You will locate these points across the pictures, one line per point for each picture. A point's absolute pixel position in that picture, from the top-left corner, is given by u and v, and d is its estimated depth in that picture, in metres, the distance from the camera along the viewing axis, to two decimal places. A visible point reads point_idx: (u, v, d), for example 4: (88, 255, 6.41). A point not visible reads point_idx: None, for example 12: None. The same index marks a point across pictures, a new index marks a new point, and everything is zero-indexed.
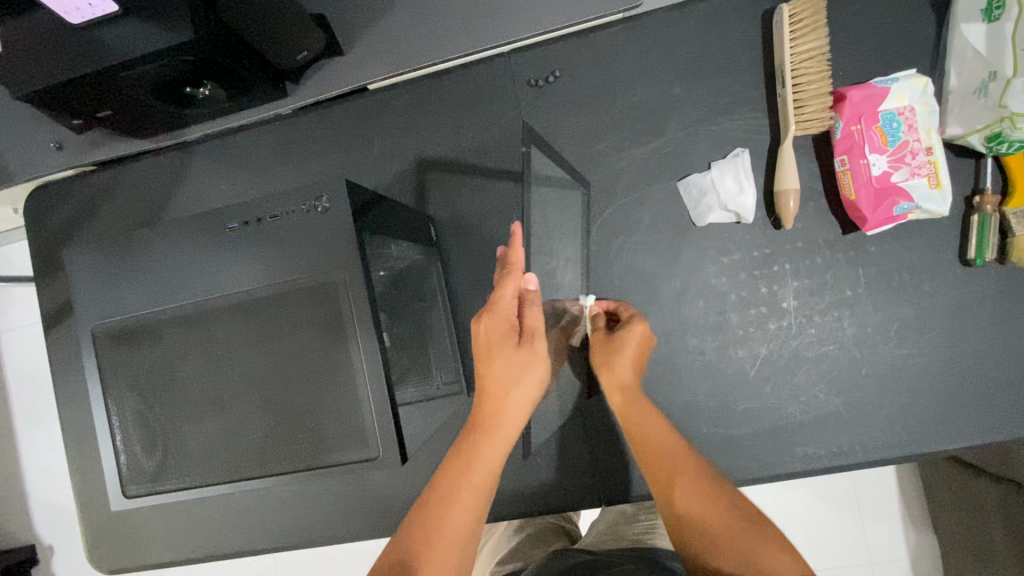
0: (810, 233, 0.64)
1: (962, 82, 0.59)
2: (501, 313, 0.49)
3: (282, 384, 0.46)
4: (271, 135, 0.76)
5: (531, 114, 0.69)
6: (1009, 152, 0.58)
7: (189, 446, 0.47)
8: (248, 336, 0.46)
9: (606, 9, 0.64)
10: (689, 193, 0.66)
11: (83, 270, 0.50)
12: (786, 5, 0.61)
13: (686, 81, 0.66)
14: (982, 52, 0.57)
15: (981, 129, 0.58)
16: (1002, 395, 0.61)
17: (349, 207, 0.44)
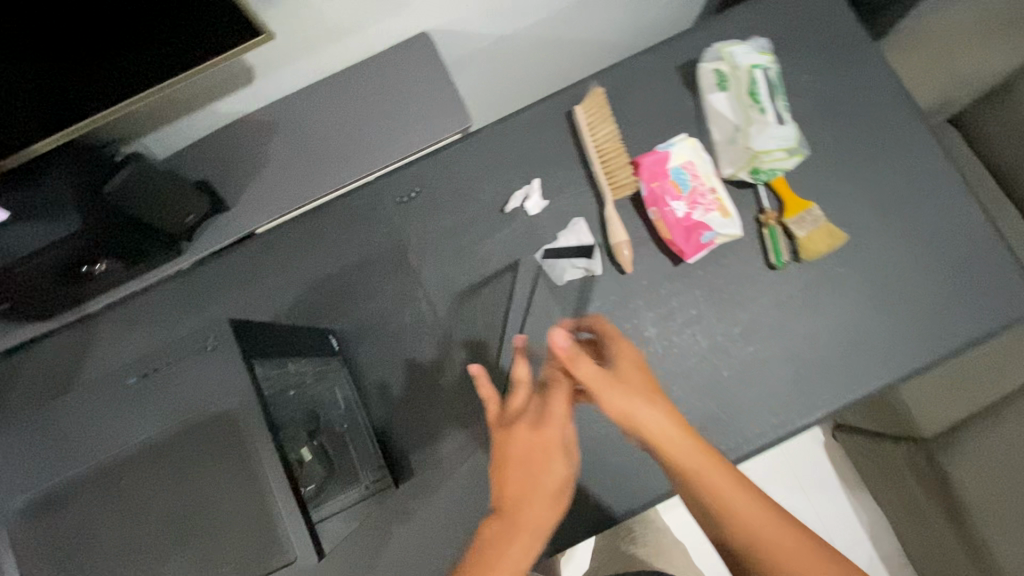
0: (649, 270, 0.77)
1: (720, 136, 0.77)
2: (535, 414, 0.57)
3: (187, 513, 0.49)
4: (170, 292, 0.81)
5: (403, 225, 0.81)
6: (769, 179, 0.75)
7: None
8: (152, 475, 0.50)
9: (443, 133, 0.80)
10: (546, 261, 0.78)
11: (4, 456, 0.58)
12: (579, 108, 0.79)
13: (521, 174, 0.80)
14: (725, 112, 0.76)
15: (744, 166, 0.75)
16: (834, 365, 0.73)
17: (236, 345, 0.51)
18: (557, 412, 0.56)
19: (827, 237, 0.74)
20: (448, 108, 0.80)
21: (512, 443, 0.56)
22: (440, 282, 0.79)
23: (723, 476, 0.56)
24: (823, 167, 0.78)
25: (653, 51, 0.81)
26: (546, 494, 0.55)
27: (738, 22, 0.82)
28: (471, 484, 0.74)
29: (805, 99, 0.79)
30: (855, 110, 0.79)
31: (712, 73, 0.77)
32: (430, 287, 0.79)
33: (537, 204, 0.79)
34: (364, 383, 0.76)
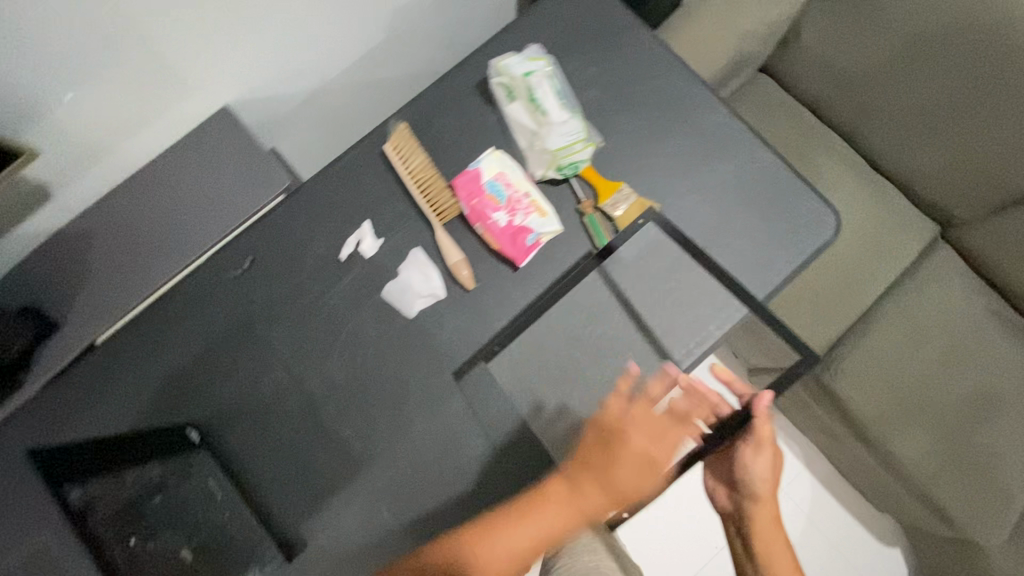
0: (491, 281, 0.79)
1: (524, 144, 0.81)
2: (656, 425, 0.74)
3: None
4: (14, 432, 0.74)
5: (245, 298, 0.80)
6: (574, 172, 0.80)
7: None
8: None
9: (265, 197, 0.83)
10: (392, 297, 0.79)
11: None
12: (387, 144, 0.81)
13: (350, 221, 0.82)
14: (521, 122, 0.81)
15: (549, 166, 0.79)
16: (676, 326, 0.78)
17: None
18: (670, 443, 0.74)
19: (640, 212, 0.80)
20: (264, 176, 0.82)
21: (645, 449, 0.73)
22: (292, 345, 0.78)
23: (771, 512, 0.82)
24: (625, 148, 0.83)
25: (447, 76, 0.85)
26: (599, 480, 0.72)
27: (520, 33, 0.87)
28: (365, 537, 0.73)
29: (596, 89, 0.85)
30: (642, 88, 0.85)
31: (500, 88, 0.82)
32: (283, 353, 0.78)
33: (372, 245, 0.80)
34: (236, 467, 0.75)
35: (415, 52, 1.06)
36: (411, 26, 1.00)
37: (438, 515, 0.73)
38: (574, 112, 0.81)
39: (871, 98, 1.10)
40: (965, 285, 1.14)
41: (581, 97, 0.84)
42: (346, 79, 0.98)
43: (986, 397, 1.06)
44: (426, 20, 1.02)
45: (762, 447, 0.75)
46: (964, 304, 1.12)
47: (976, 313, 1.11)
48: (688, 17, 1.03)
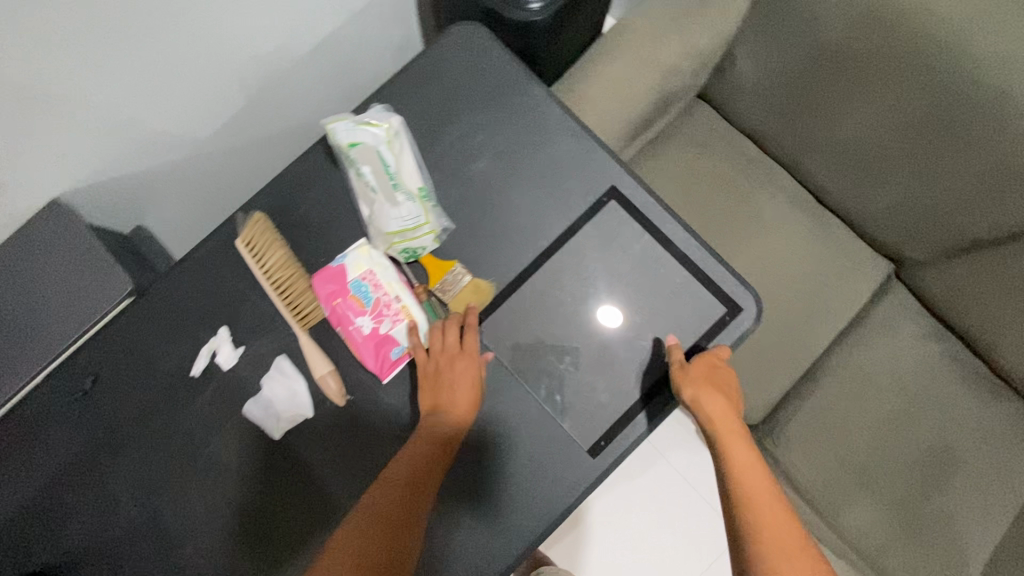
0: (366, 392, 0.70)
1: (365, 222, 0.72)
2: (463, 374, 0.66)
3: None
4: None
5: (91, 421, 0.71)
6: (412, 257, 0.71)
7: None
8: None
9: (105, 303, 0.71)
10: (256, 415, 0.69)
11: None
12: (240, 239, 0.70)
13: (206, 325, 0.72)
14: (361, 197, 0.71)
15: (394, 254, 0.70)
16: (569, 442, 0.68)
17: None
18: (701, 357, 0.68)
19: (473, 295, 0.71)
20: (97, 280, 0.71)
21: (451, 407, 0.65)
22: (146, 474, 0.70)
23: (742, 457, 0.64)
24: (515, 228, 0.72)
25: (311, 152, 0.73)
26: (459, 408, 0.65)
27: (395, 94, 0.76)
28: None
29: (482, 159, 0.74)
30: (536, 157, 0.74)
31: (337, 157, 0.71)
32: (136, 485, 0.69)
33: (232, 354, 0.71)
34: None
35: (301, 106, 0.95)
36: (289, 78, 0.88)
37: None
38: (419, 193, 0.70)
39: (817, 133, 0.96)
40: (917, 329, 1.05)
41: (465, 169, 0.74)
42: (217, 143, 0.86)
43: (936, 455, 0.99)
44: (308, 69, 0.90)
45: (699, 362, 0.67)
46: (915, 352, 1.04)
47: (928, 362, 1.03)
48: (603, 55, 0.91)
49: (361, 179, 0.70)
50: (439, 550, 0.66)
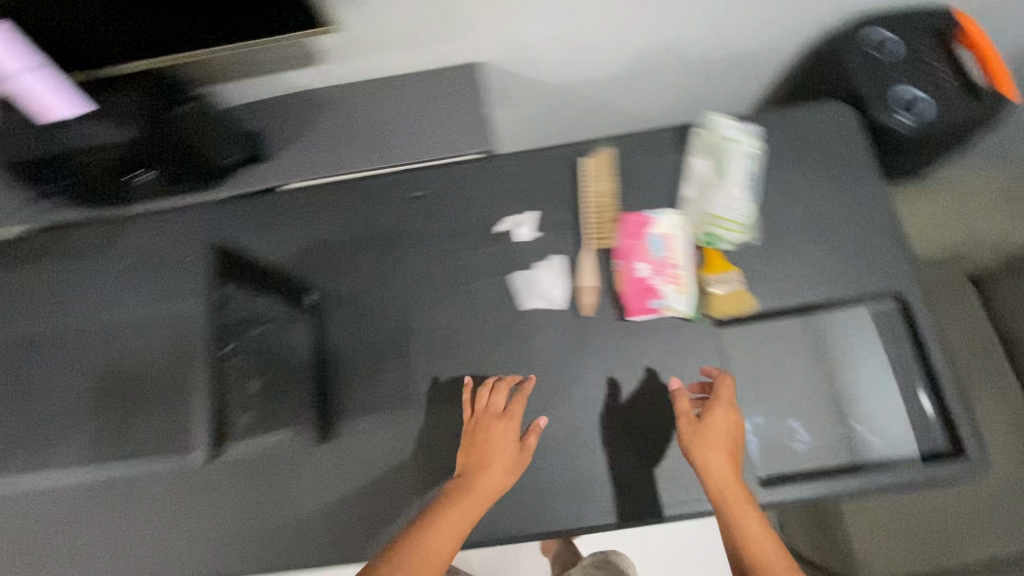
0: (605, 322, 0.80)
1: (689, 198, 0.82)
2: (502, 449, 0.74)
3: (138, 404, 0.84)
4: (203, 216, 0.90)
5: (404, 218, 0.88)
6: (706, 243, 0.81)
7: (102, 436, 0.84)
8: (127, 378, 0.86)
9: (465, 149, 0.88)
10: (516, 286, 0.83)
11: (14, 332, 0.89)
12: (587, 159, 0.86)
13: (519, 204, 0.87)
14: (698, 179, 0.83)
15: (698, 232, 0.81)
16: (736, 470, 0.75)
17: None
18: (714, 411, 0.72)
19: (734, 302, 0.79)
20: (470, 129, 0.89)
21: (490, 475, 0.72)
22: (418, 275, 0.86)
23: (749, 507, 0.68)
24: (795, 278, 0.80)
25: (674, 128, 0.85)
26: (498, 468, 0.73)
27: (764, 121, 0.85)
28: (369, 469, 0.79)
29: (803, 211, 0.82)
30: (848, 235, 0.81)
31: (698, 141, 0.83)
32: (407, 279, 0.85)
33: (525, 235, 0.85)
34: (323, 337, 0.84)
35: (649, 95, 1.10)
36: (665, 69, 1.02)
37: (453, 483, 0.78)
38: (749, 201, 0.80)
39: None
40: None
41: (785, 214, 0.82)
42: (584, 84, 1.03)
43: None
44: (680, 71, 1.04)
45: (713, 410, 0.72)
46: None
47: None
48: None
49: (709, 168, 0.82)
50: (592, 470, 0.77)
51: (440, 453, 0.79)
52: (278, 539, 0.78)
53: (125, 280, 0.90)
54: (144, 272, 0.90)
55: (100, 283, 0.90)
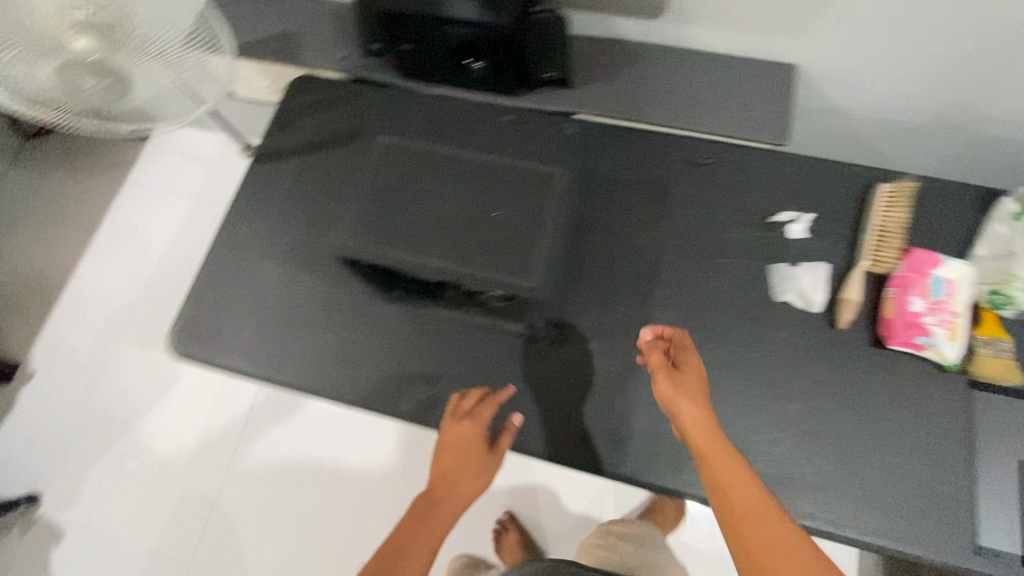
0: (856, 340, 0.80)
1: (985, 254, 0.81)
2: (470, 446, 0.77)
3: (506, 232, 0.92)
4: (497, 114, 0.99)
5: (682, 178, 0.92)
6: (988, 304, 0.79)
7: (474, 242, 0.92)
8: (501, 196, 0.94)
9: (761, 136, 0.92)
10: (775, 275, 0.84)
11: (395, 140, 0.98)
12: (883, 186, 0.86)
13: (797, 204, 0.89)
14: (1003, 239, 0.79)
15: (988, 287, 0.79)
16: (949, 527, 0.73)
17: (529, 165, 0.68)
18: (690, 364, 0.69)
19: (1000, 370, 0.77)
20: (770, 122, 0.92)
21: (464, 483, 0.76)
22: (682, 232, 0.88)
23: (746, 476, 0.60)
24: None
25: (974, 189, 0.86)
26: (467, 473, 0.77)
27: None
28: (583, 386, 0.83)
29: None
30: None
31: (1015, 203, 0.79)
32: (670, 232, 0.88)
33: (796, 230, 0.87)
34: (576, 254, 0.89)
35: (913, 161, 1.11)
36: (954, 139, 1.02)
37: (661, 431, 0.79)
38: None
39: None
40: None
41: None
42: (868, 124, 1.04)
43: None
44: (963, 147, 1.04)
45: (689, 362, 0.69)
46: None
47: None
48: None
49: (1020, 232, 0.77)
50: (802, 471, 0.76)
51: (653, 397, 0.81)
52: (485, 414, 0.82)
53: (510, 131, 0.97)
54: (526, 132, 0.97)
55: (484, 129, 0.98)
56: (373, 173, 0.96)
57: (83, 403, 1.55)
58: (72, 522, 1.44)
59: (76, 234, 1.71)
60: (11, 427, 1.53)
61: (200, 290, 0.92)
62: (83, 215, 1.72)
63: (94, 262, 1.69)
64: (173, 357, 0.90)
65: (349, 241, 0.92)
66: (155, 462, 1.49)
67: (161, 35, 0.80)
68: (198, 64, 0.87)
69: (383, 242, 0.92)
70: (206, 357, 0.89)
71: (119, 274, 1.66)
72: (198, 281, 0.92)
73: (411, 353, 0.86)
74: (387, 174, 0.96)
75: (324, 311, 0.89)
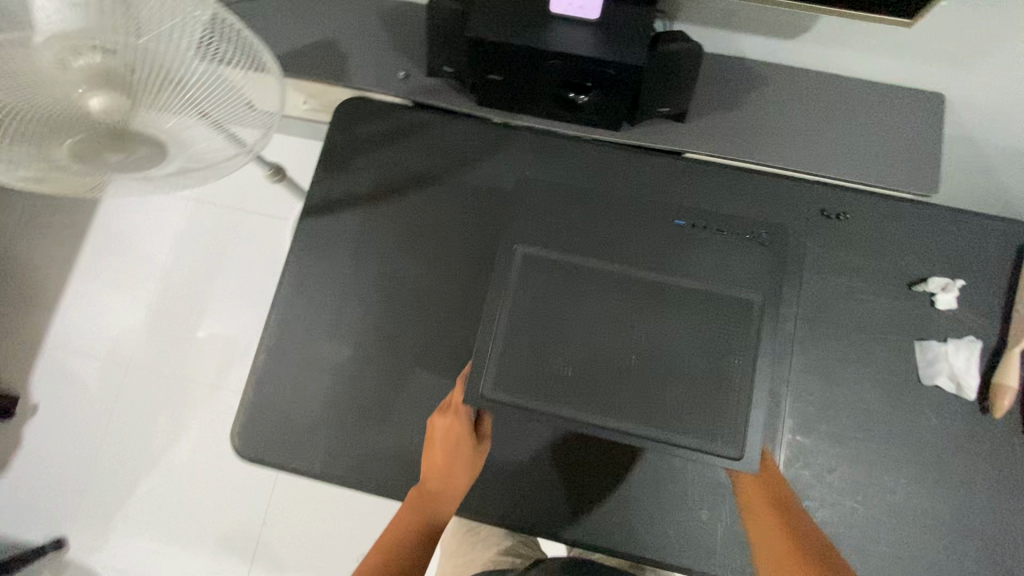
0: (1008, 426, 0.74)
1: None
2: (450, 435, 0.69)
3: (698, 351, 0.69)
4: (594, 155, 0.84)
5: (815, 234, 0.81)
6: None
7: (627, 393, 0.68)
8: (675, 345, 0.69)
9: (908, 186, 0.80)
10: (923, 353, 0.76)
11: (542, 257, 0.72)
12: None
13: (944, 267, 0.79)
14: None
15: None
16: None
17: (724, 307, 0.70)
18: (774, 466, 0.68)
19: None
20: (918, 167, 0.80)
21: (449, 475, 0.68)
22: (816, 302, 0.79)
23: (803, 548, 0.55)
24: None
25: None
26: (456, 461, 0.68)
27: None
28: (713, 482, 0.74)
29: None
30: None
31: None
32: (805, 302, 0.79)
33: (946, 300, 0.77)
34: None
35: None
36: None
37: None
38: None
39: None
40: None
41: None
42: None
43: None
44: None
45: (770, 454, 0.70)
46: None
47: None
48: None
49: None
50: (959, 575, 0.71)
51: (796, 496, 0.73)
52: (609, 516, 0.74)
53: (698, 249, 0.74)
54: (719, 255, 0.73)
55: (662, 244, 0.74)
56: (516, 282, 0.70)
57: (95, 437, 1.42)
58: (104, 566, 1.37)
59: (60, 244, 1.50)
60: (22, 464, 1.41)
61: (262, 375, 0.79)
62: (66, 222, 1.51)
63: (84, 277, 1.48)
64: (236, 455, 0.78)
65: (501, 379, 0.67)
66: (185, 498, 1.39)
67: (182, 54, 0.59)
68: (244, 89, 0.66)
69: (527, 386, 0.67)
70: (275, 457, 0.76)
71: (117, 292, 1.48)
72: (256, 365, 0.79)
73: (520, 448, 0.76)
74: (528, 291, 0.70)
75: (414, 399, 0.77)
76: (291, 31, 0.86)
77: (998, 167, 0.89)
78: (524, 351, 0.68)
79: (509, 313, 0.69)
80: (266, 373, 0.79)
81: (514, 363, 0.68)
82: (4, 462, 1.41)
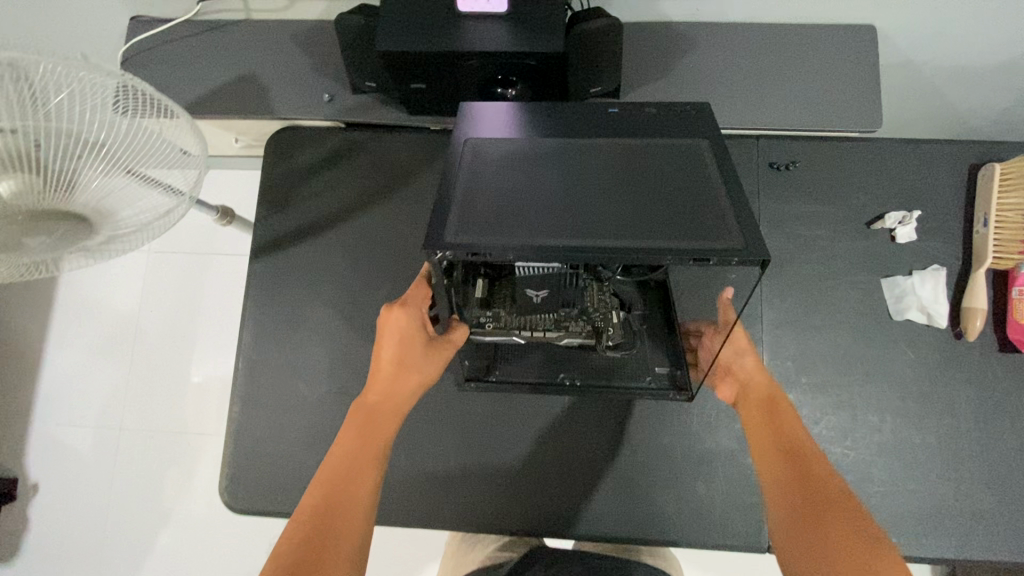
0: (984, 347, 0.75)
1: None
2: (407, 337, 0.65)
3: (672, 178, 0.58)
4: None
5: (767, 189, 0.80)
6: None
7: (618, 217, 0.54)
8: (640, 175, 0.59)
9: (851, 125, 0.79)
10: (891, 289, 0.76)
11: (485, 142, 0.62)
12: (1000, 165, 0.75)
13: (900, 200, 0.79)
14: None
15: None
16: None
17: (687, 147, 0.61)
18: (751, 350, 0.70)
19: None
20: (860, 102, 0.79)
21: (402, 382, 0.65)
22: (778, 256, 0.78)
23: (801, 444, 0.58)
24: None
25: None
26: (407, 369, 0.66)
27: None
28: (703, 452, 0.75)
29: None
30: None
31: None
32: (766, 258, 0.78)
33: (906, 232, 0.77)
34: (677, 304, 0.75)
35: None
36: None
37: None
38: None
39: None
40: None
41: None
42: None
43: None
44: None
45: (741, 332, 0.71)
46: None
47: None
48: None
49: None
50: (959, 502, 0.71)
51: None
52: (607, 504, 0.74)
53: (648, 118, 0.65)
54: (665, 118, 0.65)
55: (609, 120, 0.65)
56: (461, 162, 0.60)
57: (100, 505, 1.41)
58: None
59: (30, 320, 1.48)
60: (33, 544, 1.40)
61: (241, 425, 0.78)
62: (32, 296, 1.49)
63: (59, 349, 1.46)
64: (229, 509, 0.77)
65: (461, 226, 0.54)
66: (199, 550, 1.38)
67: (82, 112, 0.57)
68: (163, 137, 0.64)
69: (495, 230, 0.53)
70: (267, 505, 0.76)
71: (94, 358, 1.45)
72: (234, 416, 0.78)
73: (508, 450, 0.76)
74: (477, 164, 0.59)
75: None
76: (208, 72, 0.84)
77: (941, 90, 0.88)
78: (484, 204, 0.56)
79: (462, 180, 0.58)
80: (244, 422, 0.78)
81: (474, 214, 0.55)
82: (15, 545, 1.41)
